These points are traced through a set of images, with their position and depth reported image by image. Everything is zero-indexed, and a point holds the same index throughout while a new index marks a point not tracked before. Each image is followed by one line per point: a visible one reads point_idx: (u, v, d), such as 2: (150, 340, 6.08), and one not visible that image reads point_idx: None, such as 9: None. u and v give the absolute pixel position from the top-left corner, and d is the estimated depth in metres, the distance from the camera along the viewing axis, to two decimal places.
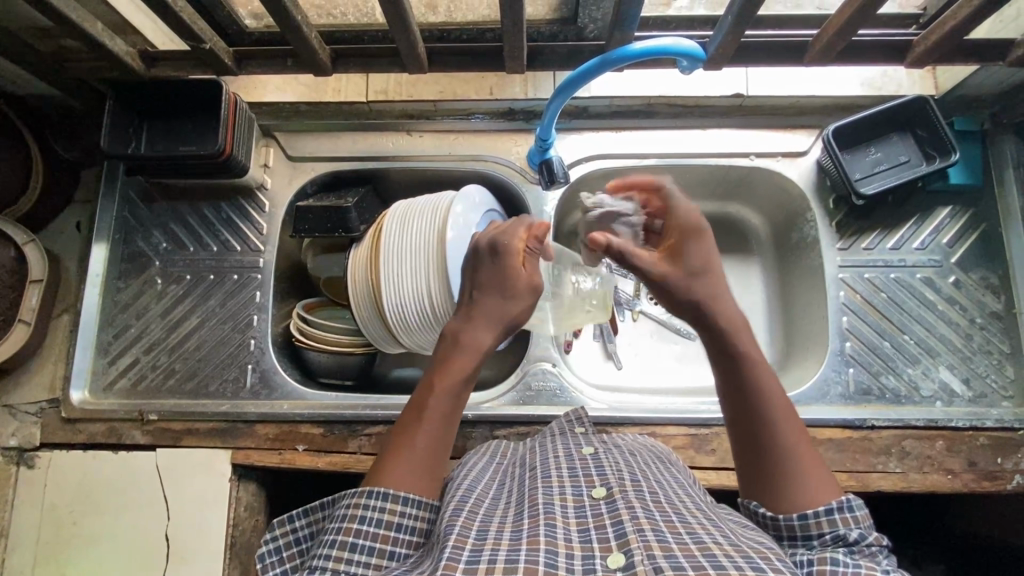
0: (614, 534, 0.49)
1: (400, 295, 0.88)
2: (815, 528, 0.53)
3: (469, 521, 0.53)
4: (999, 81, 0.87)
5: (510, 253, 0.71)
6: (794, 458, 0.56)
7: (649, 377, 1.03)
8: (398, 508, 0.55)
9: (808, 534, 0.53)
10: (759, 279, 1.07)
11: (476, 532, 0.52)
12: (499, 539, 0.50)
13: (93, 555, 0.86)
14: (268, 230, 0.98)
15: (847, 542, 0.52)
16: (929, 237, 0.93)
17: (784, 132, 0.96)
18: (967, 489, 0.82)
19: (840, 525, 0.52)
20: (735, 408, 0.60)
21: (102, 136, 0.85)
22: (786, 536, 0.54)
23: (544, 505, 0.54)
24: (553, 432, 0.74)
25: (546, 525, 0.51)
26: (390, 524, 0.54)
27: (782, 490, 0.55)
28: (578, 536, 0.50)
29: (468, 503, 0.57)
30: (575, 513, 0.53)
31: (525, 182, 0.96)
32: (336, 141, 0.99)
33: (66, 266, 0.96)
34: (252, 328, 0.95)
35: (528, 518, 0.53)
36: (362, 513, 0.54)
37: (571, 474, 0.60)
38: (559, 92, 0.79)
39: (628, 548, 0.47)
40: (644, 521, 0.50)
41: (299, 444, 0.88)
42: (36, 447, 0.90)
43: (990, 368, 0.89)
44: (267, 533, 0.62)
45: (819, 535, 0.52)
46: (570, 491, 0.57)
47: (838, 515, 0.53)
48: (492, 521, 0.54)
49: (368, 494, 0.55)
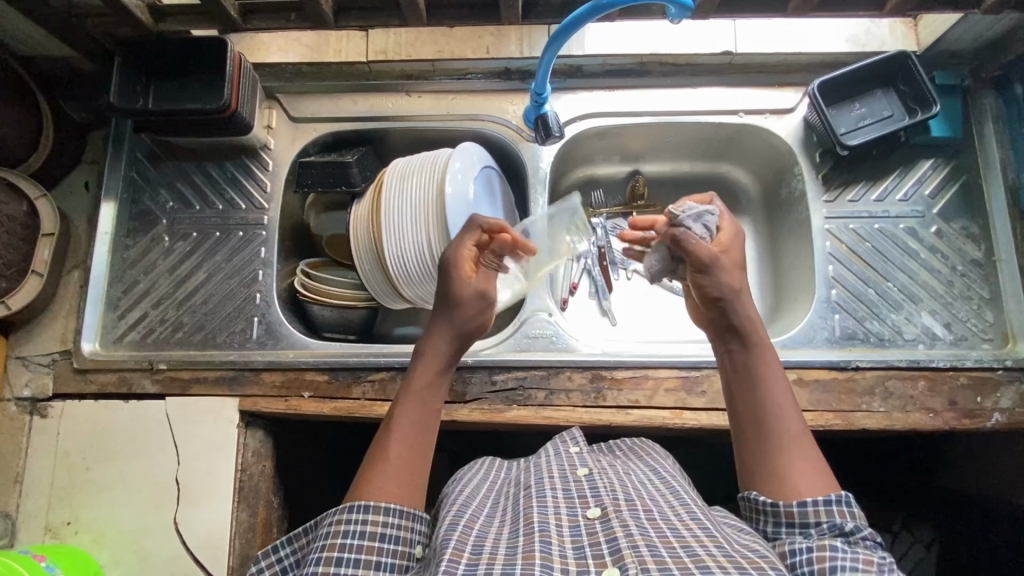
0: (609, 550, 0.54)
1: (401, 247, 0.91)
2: (813, 516, 0.58)
3: (464, 537, 0.58)
4: (978, 33, 0.90)
5: (456, 263, 0.77)
6: (787, 446, 0.64)
7: (641, 332, 1.06)
8: (381, 519, 0.61)
9: (806, 522, 0.59)
10: (750, 237, 1.10)
11: (471, 547, 0.57)
12: (494, 554, 0.55)
13: (105, 500, 0.89)
14: (271, 187, 1.01)
15: (843, 532, 0.56)
16: (912, 188, 0.96)
17: (773, 89, 0.99)
18: (948, 426, 0.85)
19: (837, 515, 0.58)
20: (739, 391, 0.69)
21: (112, 94, 0.88)
22: (783, 522, 0.60)
23: (539, 523, 0.59)
24: (547, 452, 0.78)
25: (541, 542, 0.56)
26: (375, 535, 0.60)
27: (777, 474, 0.63)
28: (573, 553, 0.55)
29: (463, 519, 0.62)
30: (569, 531, 0.58)
31: (521, 140, 0.99)
32: (337, 103, 1.01)
33: (76, 224, 0.99)
34: (257, 283, 0.98)
35: (523, 535, 0.57)
36: (345, 528, 0.60)
37: (566, 494, 0.64)
38: (552, 42, 0.82)
39: (622, 563, 0.52)
40: (638, 537, 0.55)
41: (305, 391, 0.91)
42: (49, 397, 0.93)
43: (971, 312, 0.92)
44: (254, 565, 0.67)
45: (816, 523, 0.58)
46: (565, 512, 0.61)
47: (836, 506, 0.58)
48: (487, 537, 0.59)
49: (349, 509, 0.61)
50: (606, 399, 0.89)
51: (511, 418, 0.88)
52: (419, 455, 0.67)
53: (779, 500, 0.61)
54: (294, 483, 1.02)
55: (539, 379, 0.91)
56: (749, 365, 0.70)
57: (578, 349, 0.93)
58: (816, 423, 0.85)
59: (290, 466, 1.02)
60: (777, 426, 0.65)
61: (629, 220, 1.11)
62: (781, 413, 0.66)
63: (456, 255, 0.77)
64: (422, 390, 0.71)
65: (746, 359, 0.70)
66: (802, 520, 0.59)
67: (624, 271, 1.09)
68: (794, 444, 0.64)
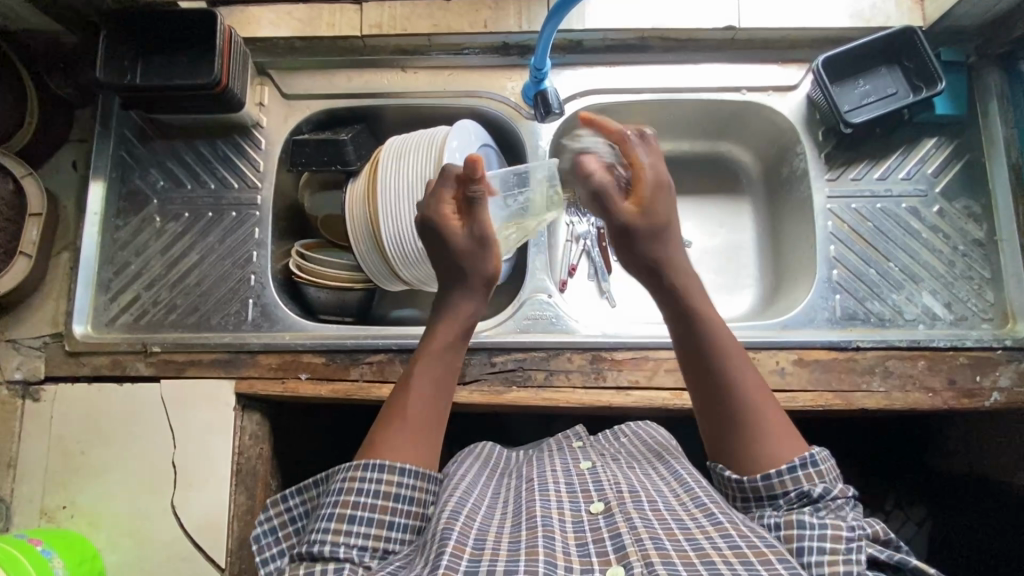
0: (613, 547, 0.53)
1: (398, 226, 0.90)
2: (780, 488, 0.60)
3: (467, 528, 0.58)
4: (986, 8, 0.88)
5: (443, 220, 0.74)
6: (754, 423, 0.63)
7: (640, 312, 1.05)
8: (395, 479, 0.62)
9: (774, 494, 0.60)
10: (749, 216, 1.09)
11: (473, 540, 0.56)
12: (496, 550, 0.55)
13: (101, 484, 0.88)
14: (264, 166, 0.99)
15: (811, 498, 0.59)
16: (915, 167, 0.95)
17: (775, 66, 0.97)
18: (947, 406, 0.86)
19: (804, 481, 0.60)
20: (696, 378, 0.67)
21: (98, 68, 0.85)
22: (754, 496, 0.61)
23: (542, 517, 0.59)
24: (550, 449, 0.79)
25: (544, 536, 0.55)
26: (388, 496, 0.61)
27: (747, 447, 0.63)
28: (577, 550, 0.54)
29: (466, 508, 0.62)
30: (572, 526, 0.58)
31: (519, 117, 0.97)
32: (331, 79, 0.99)
33: (64, 204, 0.97)
34: (252, 264, 0.96)
35: (526, 529, 0.57)
36: (359, 486, 0.61)
37: (569, 488, 0.65)
38: (552, 14, 0.80)
39: (627, 562, 0.51)
40: (642, 530, 0.54)
41: (302, 373, 0.90)
42: (41, 380, 0.91)
43: (971, 292, 0.92)
44: (262, 513, 0.68)
45: (785, 494, 0.60)
46: (568, 506, 0.61)
47: (801, 472, 0.60)
48: (489, 530, 0.59)
49: (364, 467, 0.62)
50: (606, 379, 0.89)
51: (511, 400, 0.88)
52: (438, 412, 0.68)
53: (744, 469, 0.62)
54: (292, 464, 1.02)
55: (538, 360, 0.90)
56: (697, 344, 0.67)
57: (577, 330, 0.92)
58: (816, 404, 0.85)
59: (287, 448, 1.01)
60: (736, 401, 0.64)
61: None
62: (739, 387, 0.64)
63: (440, 213, 0.74)
64: (436, 355, 0.70)
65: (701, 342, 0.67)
66: (770, 491, 0.60)
67: None
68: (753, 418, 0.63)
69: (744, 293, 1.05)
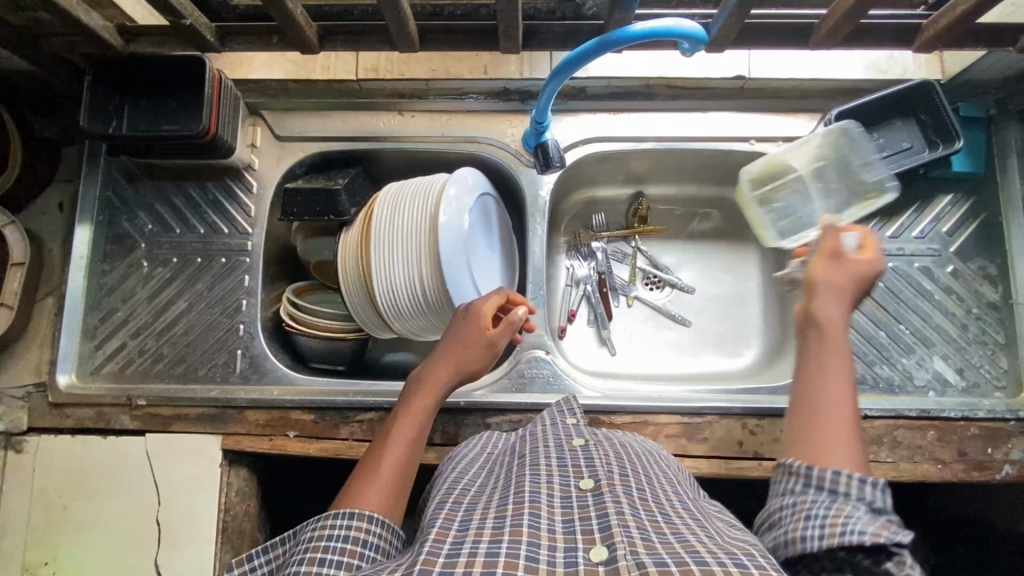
0: (599, 526, 0.49)
1: (391, 282, 0.86)
2: (843, 484, 0.48)
3: (452, 513, 0.54)
4: (1006, 65, 0.85)
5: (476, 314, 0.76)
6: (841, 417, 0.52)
7: (644, 362, 1.01)
8: (365, 526, 0.55)
9: (836, 488, 0.48)
10: (756, 266, 1.06)
11: (459, 523, 0.52)
12: (481, 529, 0.50)
13: (83, 541, 0.85)
14: (256, 212, 0.96)
15: (870, 505, 0.48)
16: (929, 225, 0.92)
17: (785, 116, 0.93)
18: (957, 478, 0.82)
19: (868, 489, 0.48)
20: (814, 353, 0.56)
21: (81, 115, 0.82)
22: (814, 483, 0.49)
23: (530, 493, 0.54)
24: (544, 422, 0.73)
25: (530, 515, 0.51)
26: (358, 540, 0.54)
27: (818, 439, 0.52)
28: (562, 527, 0.50)
29: (454, 495, 0.58)
30: (561, 502, 0.54)
31: (519, 165, 0.94)
32: (326, 121, 0.96)
33: (50, 248, 0.94)
34: (241, 313, 0.93)
35: (512, 506, 0.53)
36: (330, 532, 0.54)
37: (560, 462, 0.60)
38: (556, 73, 0.77)
39: (612, 542, 0.47)
40: (629, 518, 0.50)
41: (290, 430, 0.88)
42: (24, 431, 0.89)
43: (985, 358, 0.89)
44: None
45: (846, 491, 0.48)
46: (557, 481, 0.57)
47: (868, 483, 0.48)
48: (475, 510, 0.54)
49: (334, 515, 0.55)
50: None
51: None
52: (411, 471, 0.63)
53: (813, 464, 0.50)
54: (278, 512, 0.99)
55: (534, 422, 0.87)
56: (827, 343, 0.55)
57: (575, 392, 0.89)
58: None
59: (273, 498, 0.98)
60: (829, 403, 0.53)
61: (632, 244, 1.06)
62: (841, 395, 0.53)
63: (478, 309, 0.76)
64: (418, 411, 0.68)
65: (830, 343, 0.55)
66: (835, 486, 0.49)
67: (625, 298, 1.04)
68: (848, 429, 0.52)
69: (749, 347, 1.02)
